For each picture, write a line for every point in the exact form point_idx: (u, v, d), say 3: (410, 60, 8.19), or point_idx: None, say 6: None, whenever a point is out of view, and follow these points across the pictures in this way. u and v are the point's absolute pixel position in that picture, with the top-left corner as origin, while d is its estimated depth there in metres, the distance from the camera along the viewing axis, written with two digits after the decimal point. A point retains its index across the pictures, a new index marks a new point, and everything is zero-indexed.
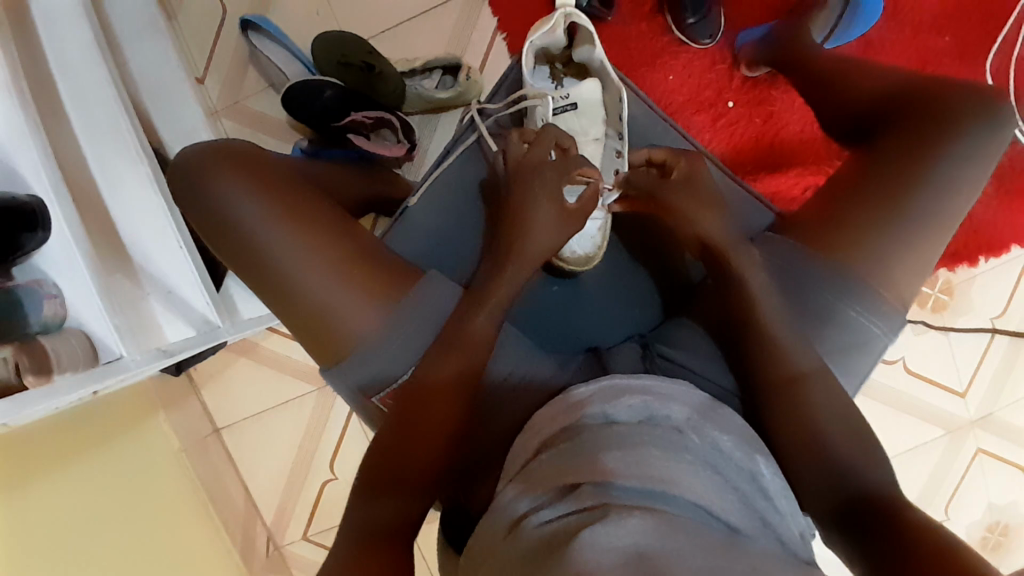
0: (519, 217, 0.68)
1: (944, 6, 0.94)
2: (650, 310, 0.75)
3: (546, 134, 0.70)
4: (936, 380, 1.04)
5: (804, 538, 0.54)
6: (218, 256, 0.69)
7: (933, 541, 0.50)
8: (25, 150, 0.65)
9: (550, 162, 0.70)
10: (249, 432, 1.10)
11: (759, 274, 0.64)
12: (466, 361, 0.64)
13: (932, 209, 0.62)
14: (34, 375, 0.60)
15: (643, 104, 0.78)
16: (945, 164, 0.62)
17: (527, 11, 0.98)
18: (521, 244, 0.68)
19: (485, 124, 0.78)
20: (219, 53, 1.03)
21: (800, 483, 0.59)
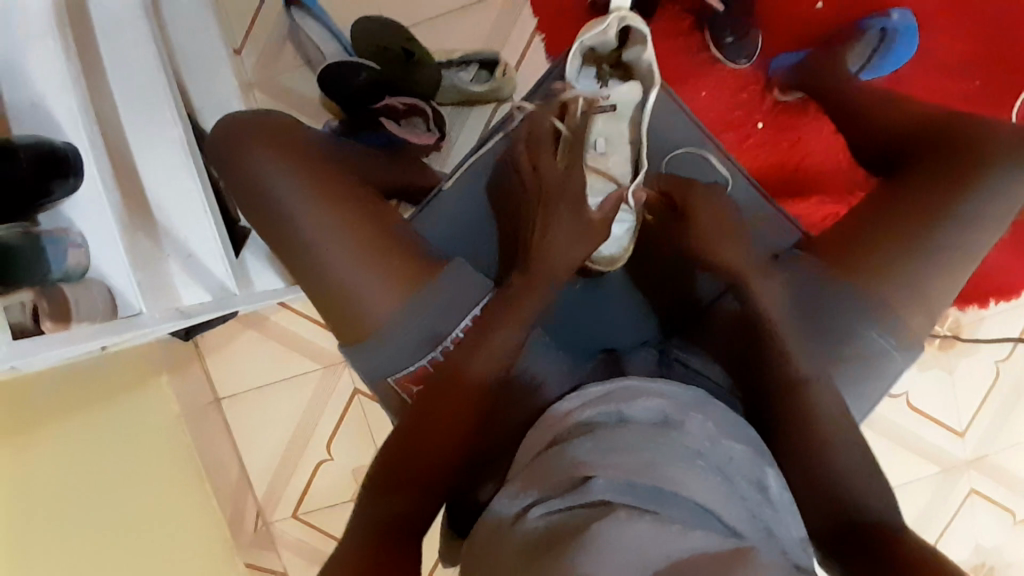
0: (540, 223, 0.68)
1: (978, 49, 0.96)
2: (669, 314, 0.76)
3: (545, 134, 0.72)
4: (936, 419, 1.05)
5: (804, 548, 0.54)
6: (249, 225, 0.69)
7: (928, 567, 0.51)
8: (65, 100, 0.65)
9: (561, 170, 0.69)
10: (249, 406, 1.10)
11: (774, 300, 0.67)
12: (478, 361, 0.64)
13: (950, 231, 0.63)
14: (52, 322, 0.60)
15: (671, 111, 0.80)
16: (959, 191, 0.64)
17: (568, 13, 0.99)
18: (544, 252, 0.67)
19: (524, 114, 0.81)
20: (258, 27, 1.03)
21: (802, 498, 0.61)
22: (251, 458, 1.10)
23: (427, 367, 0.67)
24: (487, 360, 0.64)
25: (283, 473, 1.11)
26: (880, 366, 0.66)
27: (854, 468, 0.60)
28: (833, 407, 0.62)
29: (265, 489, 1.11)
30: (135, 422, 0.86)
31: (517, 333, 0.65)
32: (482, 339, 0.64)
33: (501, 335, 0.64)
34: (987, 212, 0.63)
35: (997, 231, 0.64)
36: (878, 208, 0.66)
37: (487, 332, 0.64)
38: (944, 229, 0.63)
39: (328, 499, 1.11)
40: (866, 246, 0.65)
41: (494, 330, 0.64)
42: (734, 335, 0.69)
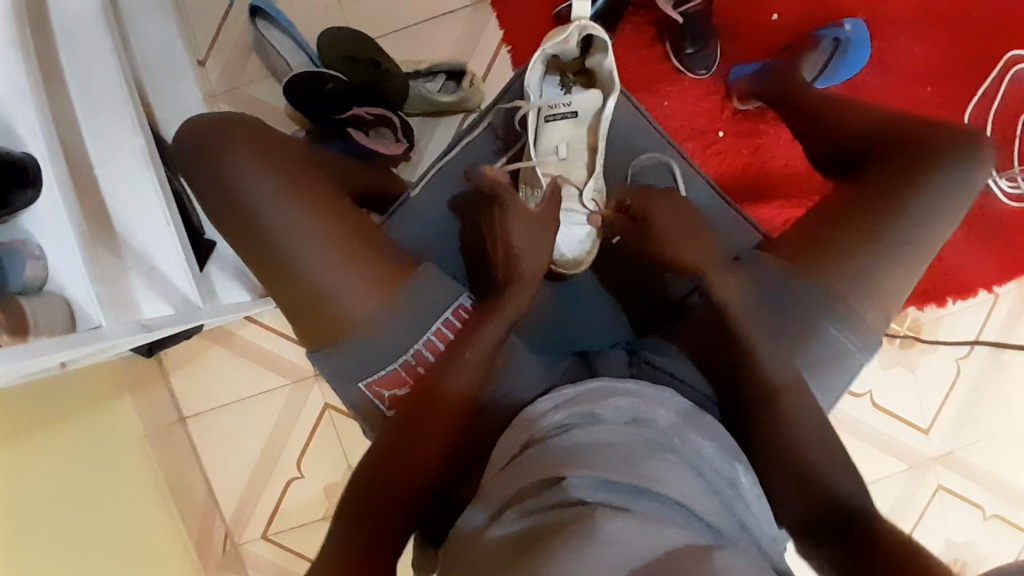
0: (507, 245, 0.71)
1: (926, 59, 1.01)
2: (642, 317, 0.77)
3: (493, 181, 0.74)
4: (902, 416, 1.08)
5: (777, 542, 0.55)
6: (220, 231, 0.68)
7: (913, 558, 0.52)
8: (22, 108, 0.64)
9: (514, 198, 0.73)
10: (217, 423, 1.07)
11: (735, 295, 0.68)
12: (453, 374, 0.64)
13: (906, 227, 0.66)
14: (8, 334, 0.57)
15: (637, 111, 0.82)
16: (914, 188, 0.66)
17: (534, 25, 1.01)
18: (516, 268, 0.69)
19: (495, 119, 0.83)
20: (222, 38, 1.03)
21: (777, 494, 0.61)
22: (219, 478, 1.07)
23: (399, 372, 0.66)
24: (468, 372, 0.64)
25: (253, 491, 1.08)
26: (847, 359, 0.66)
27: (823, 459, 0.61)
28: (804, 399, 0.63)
29: (235, 510, 1.07)
30: (100, 440, 0.83)
31: (495, 343, 0.65)
32: (460, 352, 0.65)
33: (484, 341, 0.64)
34: (937, 208, 0.66)
35: (944, 226, 0.67)
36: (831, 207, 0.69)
37: (464, 346, 0.64)
38: (896, 226, 0.66)
39: (301, 519, 1.08)
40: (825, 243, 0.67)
41: (476, 340, 0.64)
42: (704, 332, 0.69)
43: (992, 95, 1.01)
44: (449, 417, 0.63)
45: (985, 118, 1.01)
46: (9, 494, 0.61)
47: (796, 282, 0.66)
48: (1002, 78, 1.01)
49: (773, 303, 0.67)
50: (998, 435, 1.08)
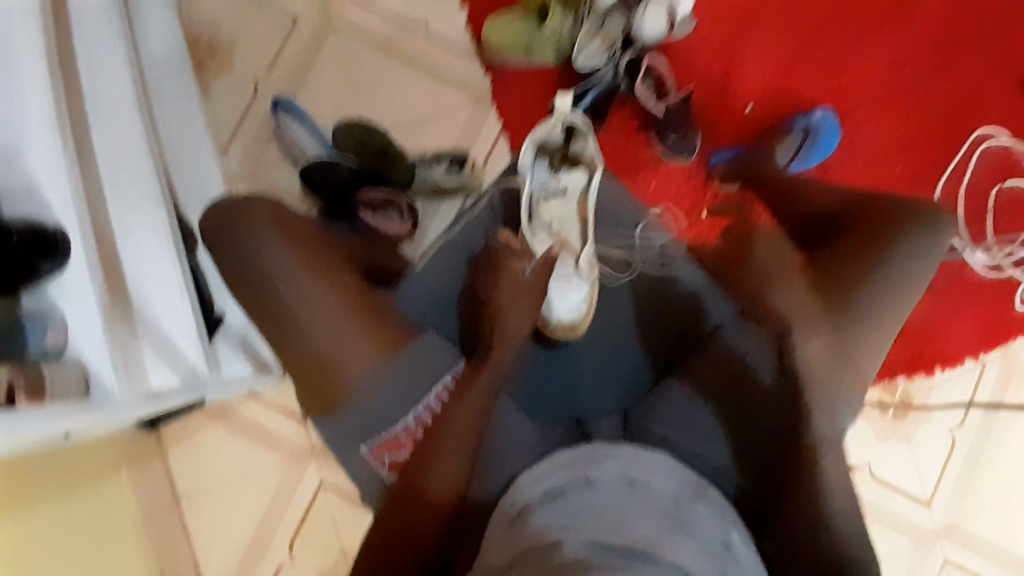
0: (494, 310, 0.74)
1: (897, 142, 1.10)
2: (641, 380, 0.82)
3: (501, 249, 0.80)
4: (902, 488, 1.07)
5: None
6: (238, 298, 0.73)
7: None
8: (58, 187, 0.69)
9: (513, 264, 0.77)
10: (211, 499, 1.06)
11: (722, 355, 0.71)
12: (438, 463, 0.62)
13: (874, 291, 0.70)
14: (26, 397, 0.59)
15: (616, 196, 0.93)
16: (878, 255, 0.71)
17: (530, 115, 1.10)
18: (498, 331, 0.72)
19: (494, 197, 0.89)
20: (244, 129, 1.12)
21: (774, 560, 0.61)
22: (210, 556, 1.05)
23: (399, 436, 0.68)
24: (452, 452, 0.63)
25: (245, 570, 1.05)
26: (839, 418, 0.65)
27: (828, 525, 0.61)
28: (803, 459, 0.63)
29: None
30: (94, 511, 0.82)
31: (477, 418, 0.65)
32: (439, 436, 0.64)
33: (463, 416, 0.65)
34: (901, 275, 0.71)
35: (899, 300, 0.70)
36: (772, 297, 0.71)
37: (448, 422, 0.64)
38: (845, 308, 0.69)
39: None
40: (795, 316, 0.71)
41: (459, 414, 0.65)
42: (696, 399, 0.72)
43: (959, 172, 1.09)
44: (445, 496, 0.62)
45: (959, 191, 1.09)
46: None
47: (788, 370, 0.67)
48: (973, 154, 1.09)
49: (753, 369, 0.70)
50: (1005, 510, 1.05)
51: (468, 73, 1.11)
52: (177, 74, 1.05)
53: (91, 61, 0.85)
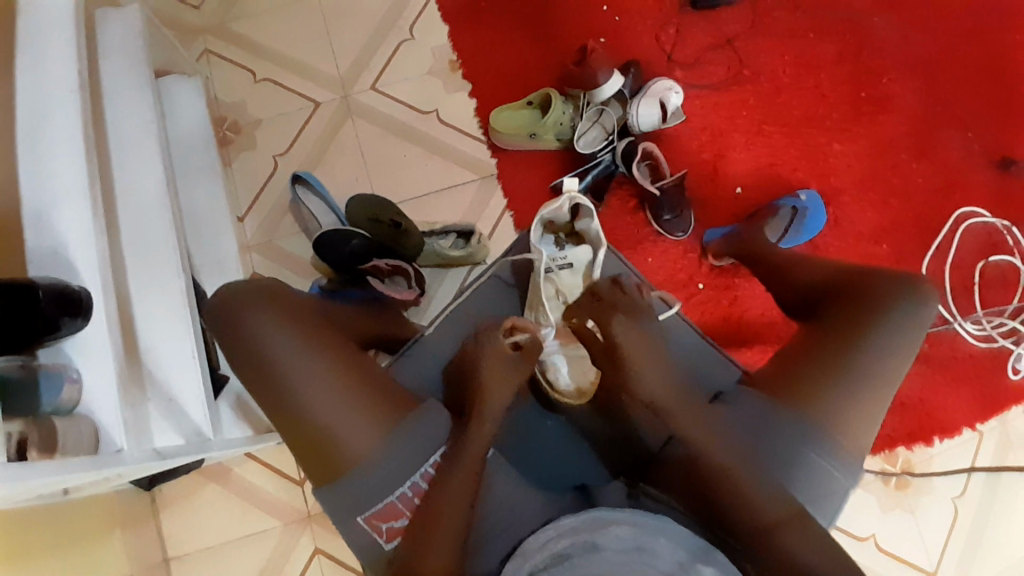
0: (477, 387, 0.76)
1: (879, 223, 1.17)
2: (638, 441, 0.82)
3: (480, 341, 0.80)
4: (909, 560, 1.07)
5: None
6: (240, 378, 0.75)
7: None
8: (87, 250, 0.72)
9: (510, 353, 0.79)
10: (203, 566, 1.03)
11: (716, 431, 0.72)
12: (434, 548, 0.66)
13: (867, 361, 0.73)
14: (38, 451, 0.60)
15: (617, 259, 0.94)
16: (870, 326, 0.74)
17: (533, 193, 1.17)
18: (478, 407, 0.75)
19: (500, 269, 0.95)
20: (262, 200, 1.18)
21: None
22: None
23: (396, 504, 0.69)
24: (442, 541, 0.66)
25: None
26: (830, 482, 0.70)
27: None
28: (812, 529, 0.66)
29: None
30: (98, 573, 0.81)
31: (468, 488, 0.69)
32: (433, 523, 0.67)
33: (449, 494, 0.68)
34: (893, 345, 0.74)
35: (893, 368, 0.74)
36: (635, 376, 0.76)
37: (442, 496, 0.68)
38: (842, 379, 0.72)
39: None
40: (790, 386, 0.73)
41: (446, 496, 0.68)
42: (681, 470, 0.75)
43: (944, 248, 1.15)
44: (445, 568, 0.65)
45: (944, 269, 1.15)
46: None
47: (775, 447, 0.70)
48: (955, 232, 1.16)
49: (758, 440, 0.71)
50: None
51: (475, 153, 1.19)
52: (202, 150, 1.12)
53: (127, 137, 0.91)
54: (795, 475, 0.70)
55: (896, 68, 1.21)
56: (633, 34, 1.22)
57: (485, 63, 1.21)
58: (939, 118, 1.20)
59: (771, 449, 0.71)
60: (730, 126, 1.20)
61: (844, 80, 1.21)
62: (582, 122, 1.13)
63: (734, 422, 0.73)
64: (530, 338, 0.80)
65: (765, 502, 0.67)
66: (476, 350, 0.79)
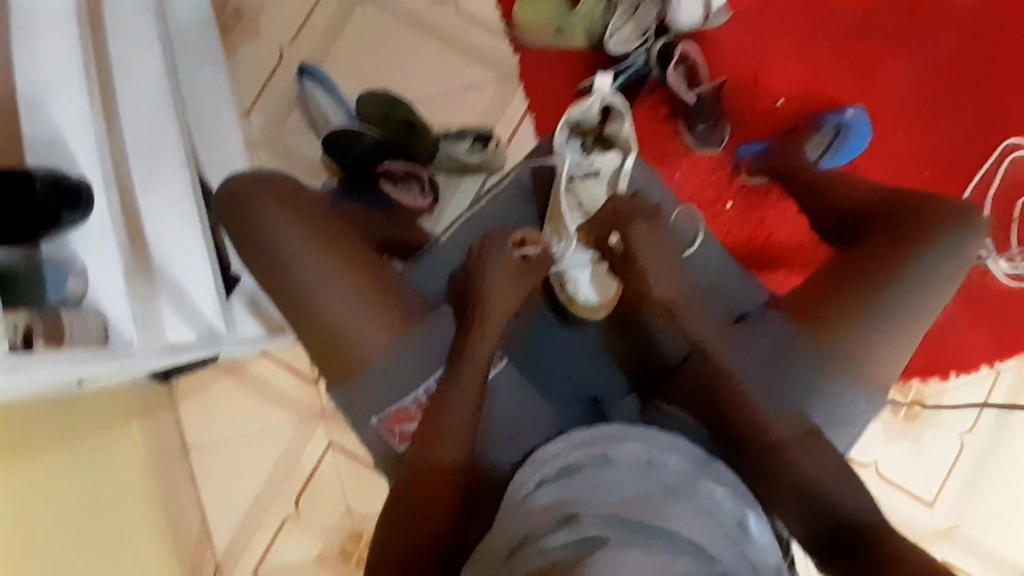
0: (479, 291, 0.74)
1: (927, 147, 1.08)
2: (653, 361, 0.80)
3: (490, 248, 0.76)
4: (907, 488, 1.08)
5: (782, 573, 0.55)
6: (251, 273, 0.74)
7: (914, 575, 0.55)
8: (84, 136, 0.68)
9: (521, 266, 0.75)
10: (219, 458, 1.06)
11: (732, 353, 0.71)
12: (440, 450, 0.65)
13: (906, 289, 0.70)
14: (45, 340, 0.57)
15: (644, 173, 0.91)
16: (913, 252, 0.71)
17: (557, 97, 1.09)
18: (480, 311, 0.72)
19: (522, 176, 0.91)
20: (268, 93, 1.11)
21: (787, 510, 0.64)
22: (214, 512, 1.06)
23: (409, 407, 0.69)
24: (447, 443, 0.65)
25: (247, 530, 1.06)
26: (850, 408, 0.69)
27: (827, 502, 0.62)
28: (827, 452, 0.65)
29: (226, 546, 1.05)
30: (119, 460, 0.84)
31: (474, 393, 0.67)
32: (437, 424, 0.66)
33: (456, 396, 0.67)
34: (934, 274, 0.70)
35: (932, 297, 0.70)
36: (645, 280, 0.74)
37: (446, 399, 0.67)
38: (877, 306, 0.69)
39: (294, 562, 1.06)
40: (819, 309, 0.70)
41: (451, 397, 0.67)
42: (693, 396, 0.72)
43: (988, 180, 1.08)
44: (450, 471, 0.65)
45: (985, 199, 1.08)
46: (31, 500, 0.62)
47: (799, 371, 0.68)
48: (997, 167, 1.08)
49: (784, 363, 0.69)
50: (1001, 513, 1.08)
51: (495, 51, 1.10)
52: (203, 34, 1.04)
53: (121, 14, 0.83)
54: (817, 400, 0.68)
55: None
56: None
57: None
58: (1010, 32, 1.08)
59: (795, 372, 0.69)
60: (778, 29, 1.09)
61: None
62: (616, 19, 1.00)
63: (758, 344, 0.71)
64: (540, 253, 0.76)
65: (781, 423, 0.66)
66: (481, 257, 0.76)
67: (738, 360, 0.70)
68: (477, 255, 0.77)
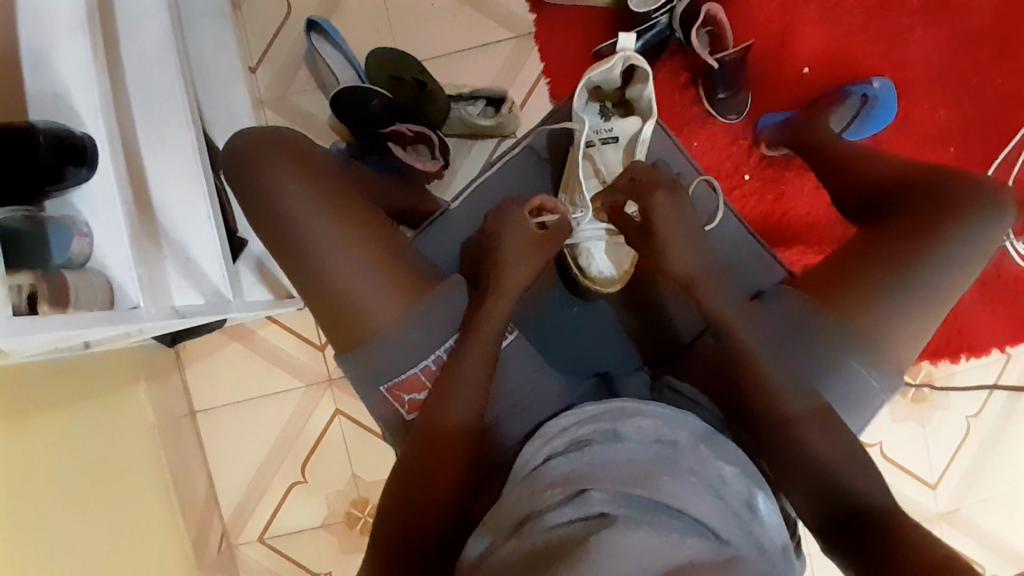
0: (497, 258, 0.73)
1: (955, 122, 1.04)
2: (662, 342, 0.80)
3: (506, 217, 0.75)
4: (911, 470, 1.09)
5: (785, 553, 0.55)
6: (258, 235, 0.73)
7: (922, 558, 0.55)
8: (86, 91, 0.66)
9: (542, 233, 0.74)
10: (226, 421, 1.07)
11: (751, 328, 0.68)
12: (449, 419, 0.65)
13: (928, 270, 0.68)
14: (49, 305, 0.57)
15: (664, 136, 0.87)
16: (937, 232, 0.68)
17: (573, 60, 1.05)
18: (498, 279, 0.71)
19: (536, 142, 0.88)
20: (275, 49, 1.07)
21: (793, 491, 0.64)
22: (222, 474, 1.07)
23: (419, 377, 0.69)
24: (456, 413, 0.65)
25: (255, 493, 1.08)
26: (865, 391, 0.67)
27: (835, 485, 0.62)
28: (838, 433, 0.64)
29: (234, 507, 1.07)
30: (126, 421, 0.84)
31: (486, 363, 0.67)
32: (447, 394, 0.66)
33: (467, 365, 0.66)
34: (958, 255, 0.68)
35: (954, 279, 0.68)
36: (664, 250, 0.71)
37: (458, 366, 0.67)
38: (897, 288, 0.67)
39: (301, 525, 1.08)
40: (836, 290, 0.68)
41: (461, 367, 0.66)
42: (706, 375, 0.72)
43: (1011, 160, 1.04)
44: (459, 442, 0.65)
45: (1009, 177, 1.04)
46: (36, 464, 0.62)
47: (813, 352, 0.67)
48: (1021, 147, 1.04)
49: (797, 344, 0.68)
50: (1003, 497, 1.08)
51: (511, 9, 1.05)
52: None
53: None
54: (830, 382, 0.67)
55: None
56: None
57: None
58: None
59: (809, 353, 0.67)
60: None
61: None
62: None
63: (773, 321, 0.69)
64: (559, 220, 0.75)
65: (795, 402, 0.65)
66: (497, 224, 0.75)
67: (753, 335, 0.68)
68: (492, 225, 0.77)
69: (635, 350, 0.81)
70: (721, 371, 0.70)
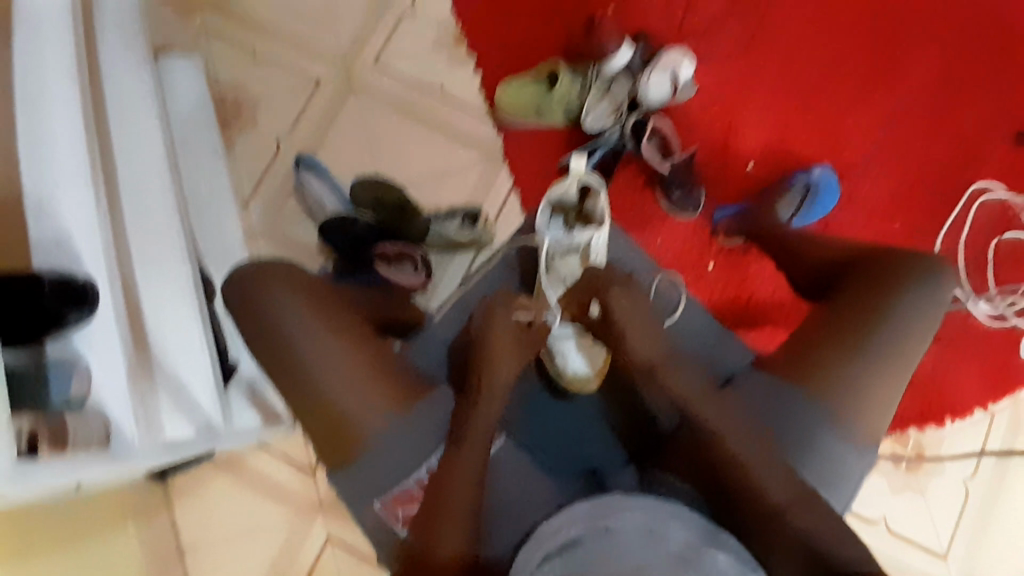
0: (485, 359, 0.75)
1: (895, 199, 1.14)
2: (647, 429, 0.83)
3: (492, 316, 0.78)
4: (919, 542, 1.07)
5: None
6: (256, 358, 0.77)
7: None
8: (90, 239, 0.71)
9: (526, 333, 0.78)
10: (216, 555, 1.04)
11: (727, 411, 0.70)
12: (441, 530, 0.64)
13: (883, 341, 0.72)
14: (49, 446, 0.59)
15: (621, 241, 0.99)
16: (885, 303, 0.73)
17: (540, 173, 1.15)
18: (487, 382, 0.74)
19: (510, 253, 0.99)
20: (265, 184, 1.17)
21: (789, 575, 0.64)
22: None
23: (411, 489, 0.69)
24: (452, 522, 0.65)
25: None
26: (843, 464, 0.69)
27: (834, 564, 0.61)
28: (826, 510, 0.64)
29: None
30: None
31: (476, 466, 0.68)
32: (438, 505, 0.65)
33: (457, 470, 0.67)
34: (908, 324, 0.73)
35: (908, 348, 0.72)
36: (625, 340, 0.75)
37: (447, 477, 0.67)
38: (856, 361, 0.71)
39: None
40: (801, 367, 0.72)
41: (451, 473, 0.67)
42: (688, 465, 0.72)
43: (958, 224, 1.13)
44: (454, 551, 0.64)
45: (957, 243, 1.13)
46: None
47: (787, 429, 0.70)
48: (968, 208, 1.13)
49: (772, 423, 0.71)
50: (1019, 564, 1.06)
51: (480, 133, 1.17)
52: (204, 134, 1.10)
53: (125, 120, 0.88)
54: (807, 459, 0.69)
55: (916, 35, 1.17)
56: (643, 3, 1.18)
57: (490, 37, 1.18)
58: (959, 87, 1.15)
59: (785, 430, 0.70)
60: (742, 99, 1.17)
61: (861, 49, 1.17)
62: (591, 98, 1.08)
63: (749, 402, 0.72)
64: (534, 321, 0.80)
65: (778, 487, 0.65)
66: (484, 323, 0.79)
67: (728, 415, 0.70)
68: (480, 324, 0.80)
69: (620, 441, 0.83)
70: (695, 455, 0.71)
